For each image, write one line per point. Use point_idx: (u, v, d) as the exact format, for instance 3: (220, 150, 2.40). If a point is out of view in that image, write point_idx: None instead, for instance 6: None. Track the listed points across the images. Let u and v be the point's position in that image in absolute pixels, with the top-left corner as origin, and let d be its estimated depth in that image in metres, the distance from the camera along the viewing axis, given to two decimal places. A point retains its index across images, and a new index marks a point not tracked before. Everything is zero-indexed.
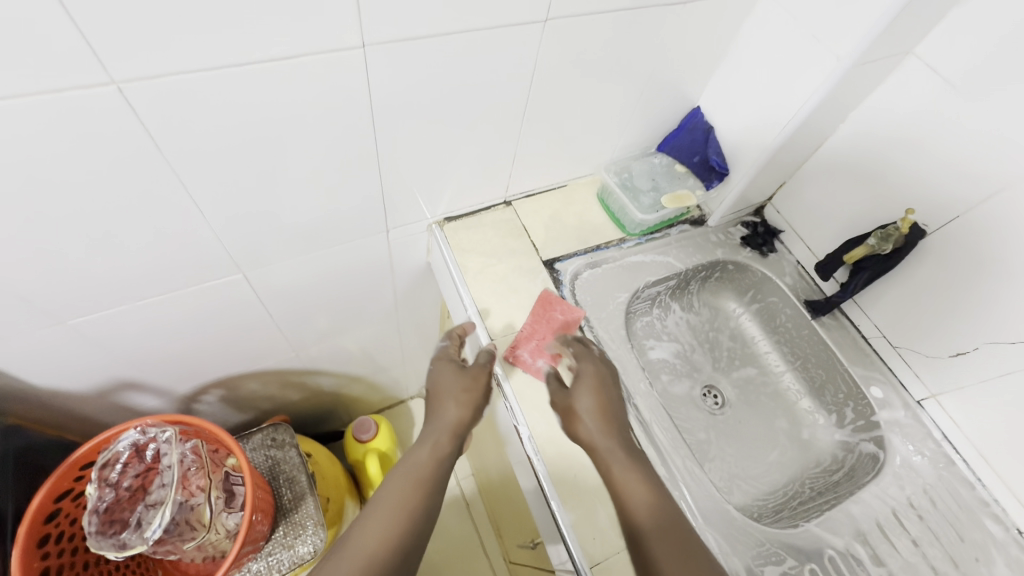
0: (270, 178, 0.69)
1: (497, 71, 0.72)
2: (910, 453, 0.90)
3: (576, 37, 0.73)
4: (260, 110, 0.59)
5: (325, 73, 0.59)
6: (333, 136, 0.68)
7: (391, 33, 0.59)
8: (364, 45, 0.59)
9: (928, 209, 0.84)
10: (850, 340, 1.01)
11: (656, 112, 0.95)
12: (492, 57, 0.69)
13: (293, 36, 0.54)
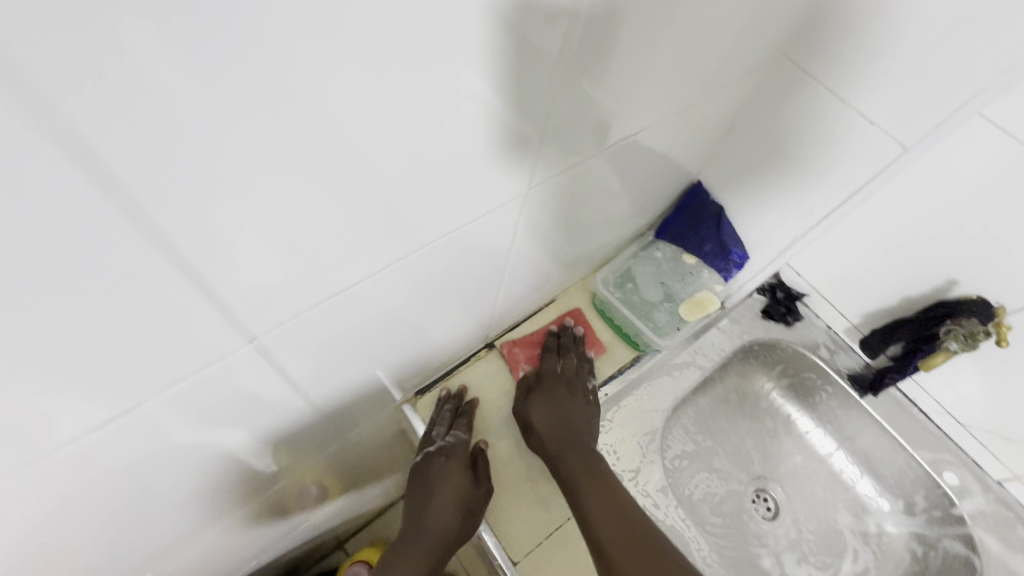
0: (152, 491, 0.45)
1: (460, 254, 0.50)
2: (1008, 554, 0.79)
3: (558, 172, 0.51)
4: (91, 454, 0.35)
5: (191, 370, 0.35)
6: (236, 412, 0.44)
7: (299, 303, 0.38)
8: (254, 338, 0.38)
9: (1004, 289, 0.69)
10: (908, 417, 0.89)
11: (646, 203, 0.77)
12: (450, 248, 0.47)
13: (105, 364, 0.30)
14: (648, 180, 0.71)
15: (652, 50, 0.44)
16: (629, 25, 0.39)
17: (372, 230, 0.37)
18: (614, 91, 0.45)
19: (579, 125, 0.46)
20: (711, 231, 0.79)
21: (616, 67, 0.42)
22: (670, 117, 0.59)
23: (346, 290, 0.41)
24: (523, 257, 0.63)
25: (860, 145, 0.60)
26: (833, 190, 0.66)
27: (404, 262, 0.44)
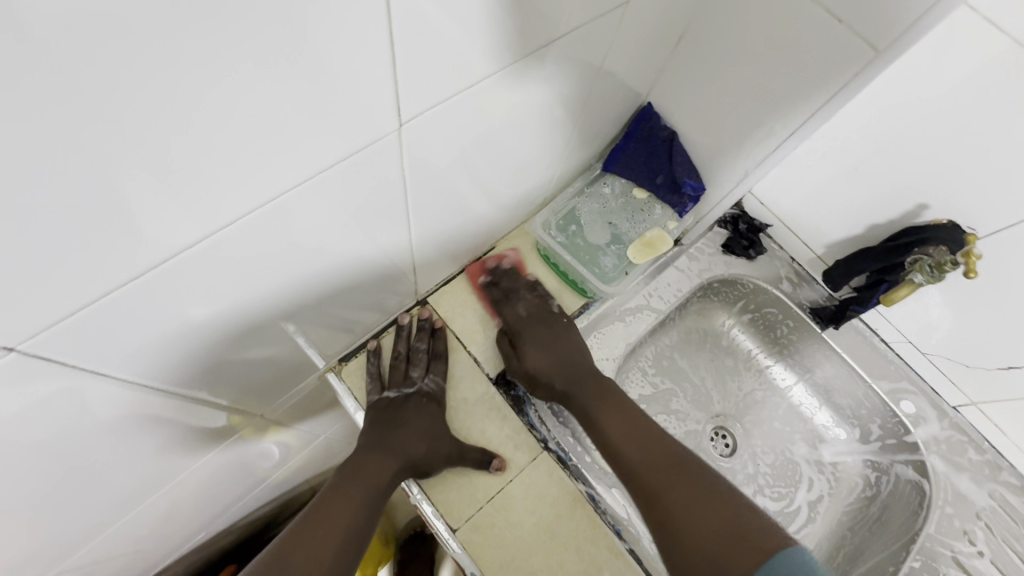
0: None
1: (331, 191, 0.41)
2: (959, 478, 0.79)
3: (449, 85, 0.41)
4: None
5: None
6: (69, 394, 0.37)
7: (80, 294, 0.31)
8: (13, 346, 0.30)
9: (976, 211, 0.63)
10: (869, 347, 0.86)
11: (588, 130, 0.67)
12: (305, 187, 0.39)
13: None
14: (589, 101, 0.61)
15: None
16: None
17: (175, 162, 0.29)
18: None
19: (465, 20, 0.37)
20: (659, 163, 0.72)
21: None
22: (594, 21, 0.49)
23: (162, 263, 0.34)
24: (435, 196, 0.55)
25: (821, 51, 0.50)
26: (789, 108, 0.57)
27: (229, 229, 0.37)
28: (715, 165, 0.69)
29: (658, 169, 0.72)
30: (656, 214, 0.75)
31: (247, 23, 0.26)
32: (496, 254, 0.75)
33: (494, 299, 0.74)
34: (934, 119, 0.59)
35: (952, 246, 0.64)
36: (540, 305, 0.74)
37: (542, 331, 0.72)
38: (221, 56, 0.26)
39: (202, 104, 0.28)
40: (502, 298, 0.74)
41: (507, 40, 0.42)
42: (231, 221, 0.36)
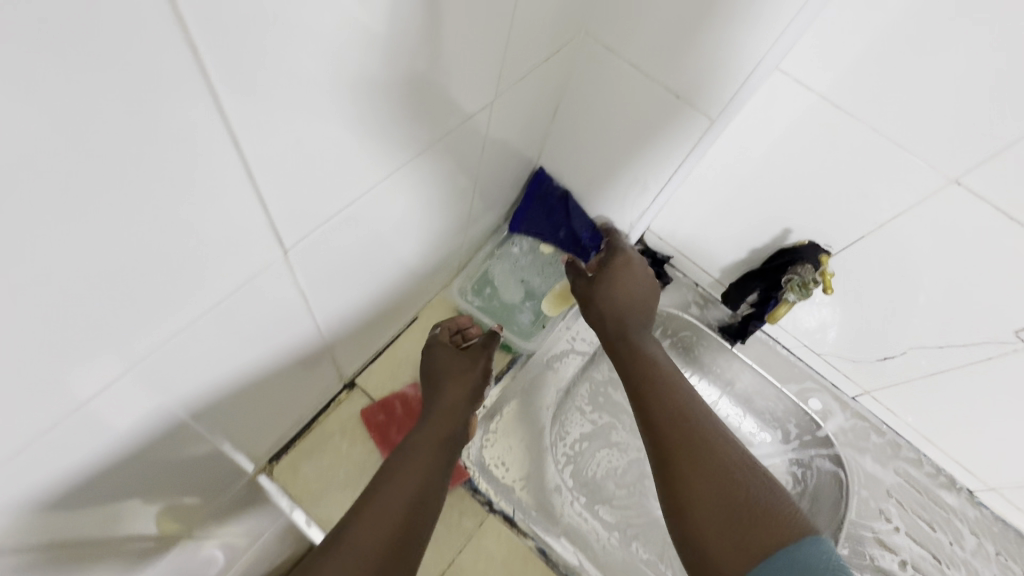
0: None
1: (232, 311, 0.42)
2: (867, 462, 0.88)
3: (340, 200, 0.44)
4: None
5: None
6: None
7: None
8: None
9: (826, 232, 0.73)
10: (774, 356, 0.95)
11: (487, 199, 0.72)
12: (202, 317, 0.39)
13: None
14: (484, 176, 0.66)
15: (405, 56, 0.39)
16: (353, 28, 0.33)
17: (58, 332, 0.30)
18: (375, 105, 0.40)
19: (344, 150, 0.40)
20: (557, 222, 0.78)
21: (359, 77, 0.36)
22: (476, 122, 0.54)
23: (54, 424, 0.34)
24: (345, 290, 0.56)
25: (668, 120, 0.59)
26: (658, 166, 0.65)
27: (121, 376, 0.36)
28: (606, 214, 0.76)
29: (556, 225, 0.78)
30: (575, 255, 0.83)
31: (122, 200, 0.27)
32: (395, 393, 0.72)
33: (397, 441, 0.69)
34: (778, 161, 0.69)
35: (814, 264, 0.73)
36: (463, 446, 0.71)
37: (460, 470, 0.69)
38: (97, 235, 0.27)
39: (77, 279, 0.28)
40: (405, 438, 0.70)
41: (388, 152, 0.45)
42: (127, 368, 0.36)
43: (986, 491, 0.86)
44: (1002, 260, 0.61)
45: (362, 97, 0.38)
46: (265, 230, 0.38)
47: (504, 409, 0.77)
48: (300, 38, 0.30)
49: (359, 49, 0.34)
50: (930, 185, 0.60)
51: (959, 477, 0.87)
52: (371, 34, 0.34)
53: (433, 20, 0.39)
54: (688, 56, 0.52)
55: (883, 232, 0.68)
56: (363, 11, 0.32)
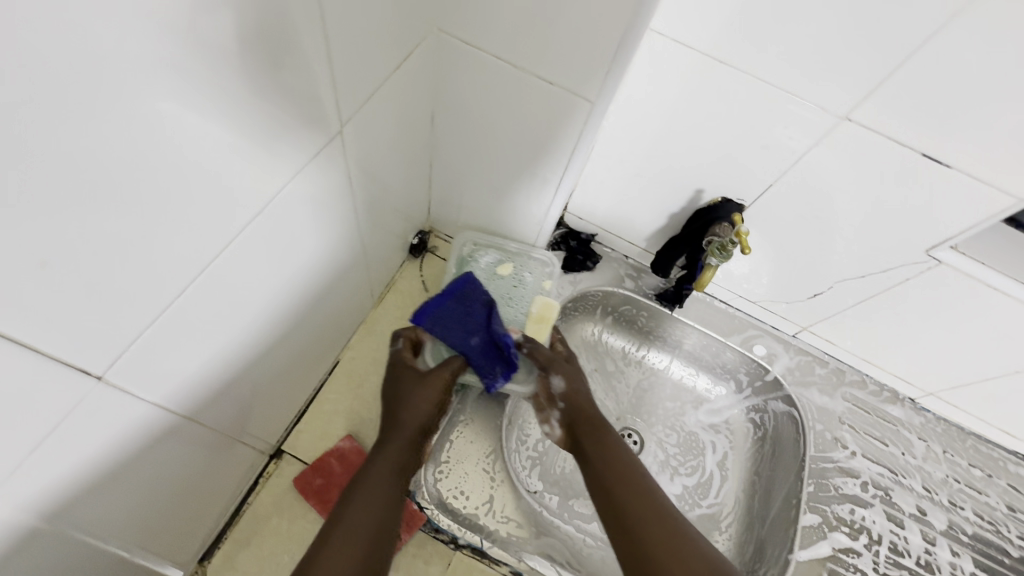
0: None
1: (72, 442, 0.35)
2: (816, 396, 0.90)
3: (189, 279, 0.37)
4: None
5: None
6: None
7: None
8: None
9: (735, 185, 0.71)
10: (714, 311, 0.95)
11: (386, 217, 0.67)
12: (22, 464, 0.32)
13: None
14: (375, 199, 0.60)
15: (224, 112, 0.33)
16: (122, 102, 0.26)
17: None
18: (195, 172, 0.33)
19: (170, 224, 0.33)
20: (478, 304, 0.71)
21: (163, 137, 0.30)
22: (346, 155, 0.48)
23: None
24: (233, 368, 0.49)
25: (548, 108, 0.54)
26: (550, 156, 0.60)
27: None
28: (515, 210, 0.72)
29: (488, 299, 0.72)
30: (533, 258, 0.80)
31: None
32: (326, 452, 0.66)
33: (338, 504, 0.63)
34: (674, 122, 0.66)
35: (729, 221, 0.71)
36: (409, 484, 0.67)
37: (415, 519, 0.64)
38: None
39: None
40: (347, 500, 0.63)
41: (238, 220, 0.39)
42: None
43: (926, 397, 0.90)
44: (903, 188, 0.61)
45: (172, 172, 0.31)
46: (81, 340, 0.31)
47: (453, 436, 0.73)
48: (42, 135, 0.24)
49: (148, 119, 0.28)
50: (822, 126, 0.59)
51: (901, 390, 0.91)
52: (161, 98, 0.28)
53: (248, 67, 0.33)
54: (552, 38, 0.47)
55: (797, 171, 0.65)
56: (137, 75, 0.26)
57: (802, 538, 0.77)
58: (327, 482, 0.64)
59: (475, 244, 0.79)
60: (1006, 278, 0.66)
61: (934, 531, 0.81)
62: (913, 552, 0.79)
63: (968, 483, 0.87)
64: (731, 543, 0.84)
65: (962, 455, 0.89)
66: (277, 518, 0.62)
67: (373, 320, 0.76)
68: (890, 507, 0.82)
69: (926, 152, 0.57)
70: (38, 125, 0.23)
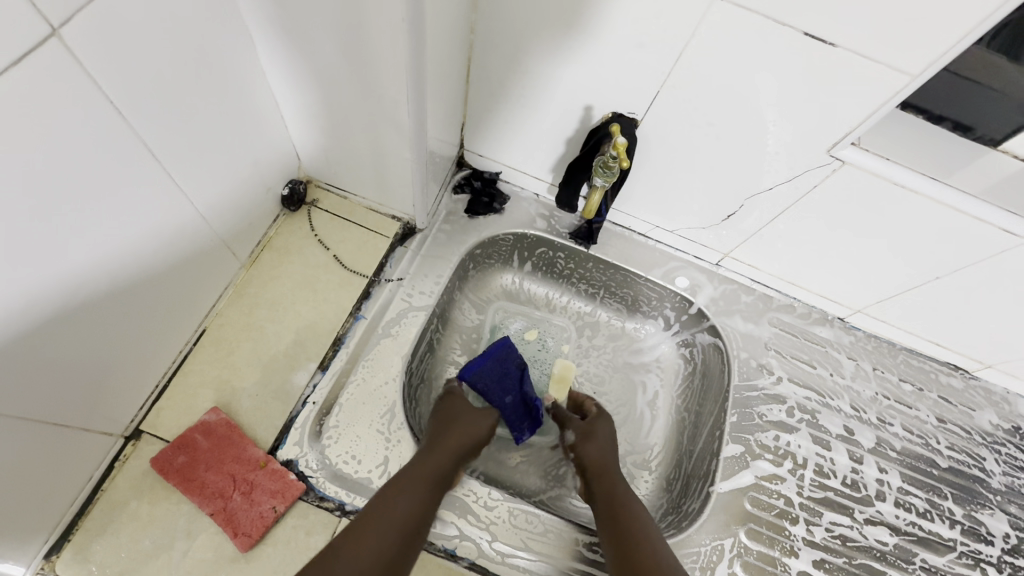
0: None
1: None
2: (740, 323, 0.86)
3: None
4: None
5: None
6: None
7: None
8: None
9: (624, 97, 0.64)
10: (634, 245, 0.89)
11: (229, 161, 0.59)
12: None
13: None
14: (197, 137, 0.52)
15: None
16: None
17: None
18: None
19: None
20: (513, 364, 0.80)
21: None
22: (107, 75, 0.40)
23: None
24: (16, 342, 0.42)
25: (366, 7, 0.45)
26: (389, 73, 0.52)
27: None
28: (383, 146, 0.64)
29: (520, 361, 0.81)
30: (554, 325, 0.91)
31: None
32: (191, 428, 0.60)
33: (205, 483, 0.57)
34: (544, 21, 0.59)
35: (603, 139, 0.66)
36: (292, 455, 0.61)
37: (294, 489, 0.59)
38: None
39: None
40: (214, 477, 0.58)
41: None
42: None
43: (855, 315, 0.86)
44: (794, 79, 0.55)
45: None
46: None
47: (341, 400, 0.66)
48: None
49: None
50: (696, 10, 0.52)
51: (829, 310, 0.87)
52: None
53: None
54: None
55: (679, 68, 0.58)
56: None
57: (725, 469, 0.74)
58: (191, 460, 0.58)
59: (505, 311, 0.90)
60: (903, 166, 0.60)
61: (862, 450, 0.79)
62: (839, 473, 0.77)
63: (897, 399, 0.84)
64: (658, 482, 0.81)
65: (893, 371, 0.86)
66: (136, 504, 0.56)
67: (245, 281, 0.69)
68: (817, 430, 0.79)
69: (811, 32, 0.50)
70: None
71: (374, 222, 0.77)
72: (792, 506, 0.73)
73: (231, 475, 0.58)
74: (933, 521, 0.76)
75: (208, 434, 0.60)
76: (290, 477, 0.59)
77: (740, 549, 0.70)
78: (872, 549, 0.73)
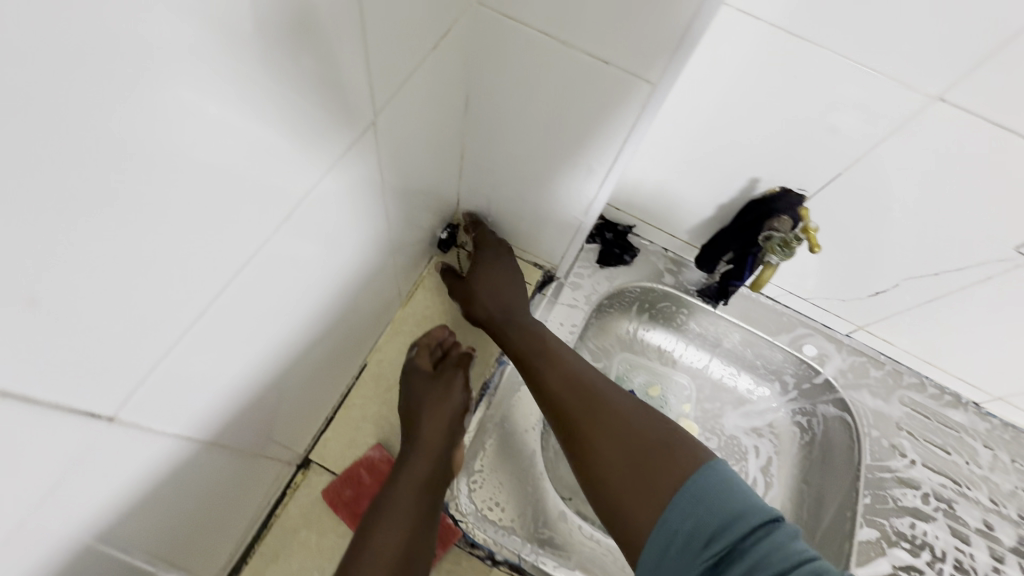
0: None
1: (79, 484, 0.29)
2: (869, 399, 0.83)
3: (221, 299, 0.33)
4: None
5: None
6: None
7: None
8: None
9: (796, 174, 0.65)
10: (760, 308, 0.88)
11: (416, 209, 0.62)
12: (23, 532, 0.27)
13: None
14: (406, 192, 0.56)
15: (255, 89, 0.27)
16: (138, 92, 0.21)
17: None
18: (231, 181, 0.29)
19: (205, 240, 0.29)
20: None
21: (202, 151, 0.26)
22: (377, 149, 0.43)
23: None
24: (262, 382, 0.46)
25: (604, 93, 0.48)
26: (598, 147, 0.54)
27: None
28: (553, 201, 0.66)
29: None
30: (675, 381, 0.92)
31: None
32: (355, 462, 0.62)
33: None
34: (731, 106, 0.61)
35: (792, 215, 0.65)
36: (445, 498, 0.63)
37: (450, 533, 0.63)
38: None
39: None
40: None
41: (270, 227, 0.34)
42: None
43: (993, 401, 0.83)
44: (996, 177, 0.54)
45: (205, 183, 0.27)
46: (110, 379, 0.28)
47: (486, 445, 0.68)
48: (69, 166, 0.20)
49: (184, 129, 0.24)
50: (906, 108, 0.52)
51: (964, 393, 0.85)
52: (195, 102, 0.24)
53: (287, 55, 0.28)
54: (608, 17, 0.41)
55: (870, 156, 0.58)
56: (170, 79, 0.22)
57: (859, 554, 0.72)
58: (357, 495, 0.60)
59: (629, 364, 0.91)
60: None
61: (1002, 547, 0.76)
62: (980, 570, 0.73)
63: None
64: None
65: None
66: (306, 532, 0.59)
67: (401, 320, 0.72)
68: (954, 521, 0.76)
69: None
70: (65, 151, 0.19)
71: None
72: None
73: None
74: None
75: (372, 470, 0.62)
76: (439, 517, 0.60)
77: None
78: None
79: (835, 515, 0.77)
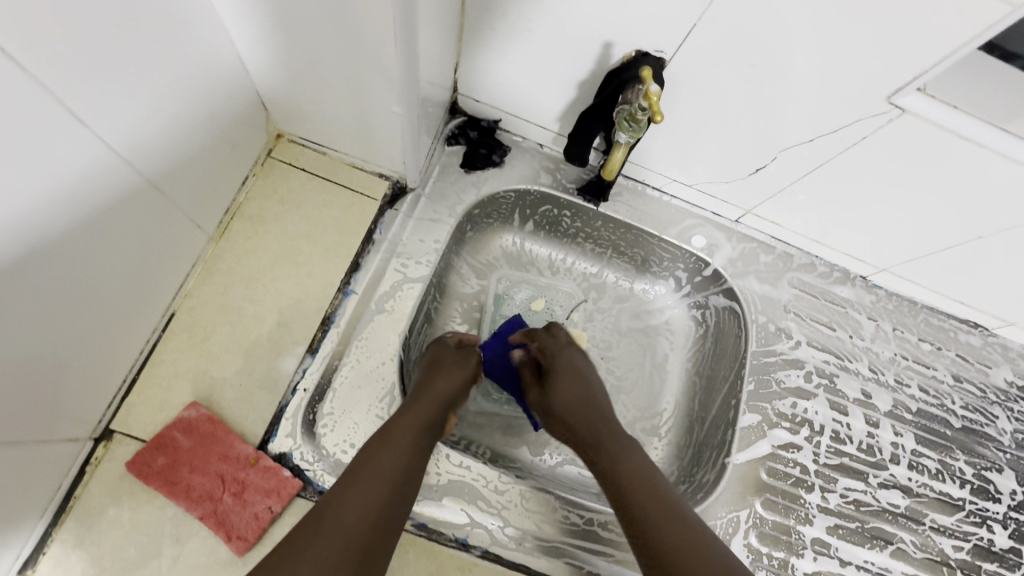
0: None
1: None
2: (756, 285, 0.80)
3: None
4: None
5: None
6: None
7: None
8: None
9: (651, 33, 0.54)
10: (646, 200, 0.80)
11: (180, 114, 0.49)
12: None
13: None
14: (132, 88, 0.42)
15: None
16: None
17: None
18: None
19: None
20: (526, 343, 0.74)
21: None
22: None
23: None
24: None
25: None
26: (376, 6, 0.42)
27: None
28: (365, 95, 0.53)
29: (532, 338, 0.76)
30: (567, 290, 0.85)
31: None
32: (168, 425, 0.54)
33: (190, 485, 0.52)
34: None
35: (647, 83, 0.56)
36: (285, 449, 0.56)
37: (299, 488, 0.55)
38: None
39: None
40: (200, 479, 0.53)
41: None
42: None
43: (879, 274, 0.81)
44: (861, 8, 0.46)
45: None
46: None
47: (335, 386, 0.60)
48: None
49: None
50: None
51: (852, 268, 0.82)
52: None
53: None
54: None
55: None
56: None
57: (741, 440, 0.72)
58: (172, 461, 0.53)
59: (514, 281, 0.83)
60: (976, 119, 0.53)
61: (878, 414, 0.77)
62: (854, 438, 0.75)
63: (916, 358, 0.81)
64: (669, 449, 0.78)
65: (911, 330, 0.83)
66: (114, 511, 0.51)
67: (216, 256, 0.61)
68: (834, 395, 0.77)
69: None
70: None
71: (358, 181, 0.68)
72: (807, 474, 0.72)
73: (219, 475, 0.53)
74: (945, 481, 0.76)
75: (190, 432, 0.54)
76: (278, 471, 0.54)
77: (756, 518, 0.68)
78: (884, 511, 0.73)
79: (722, 405, 0.76)
